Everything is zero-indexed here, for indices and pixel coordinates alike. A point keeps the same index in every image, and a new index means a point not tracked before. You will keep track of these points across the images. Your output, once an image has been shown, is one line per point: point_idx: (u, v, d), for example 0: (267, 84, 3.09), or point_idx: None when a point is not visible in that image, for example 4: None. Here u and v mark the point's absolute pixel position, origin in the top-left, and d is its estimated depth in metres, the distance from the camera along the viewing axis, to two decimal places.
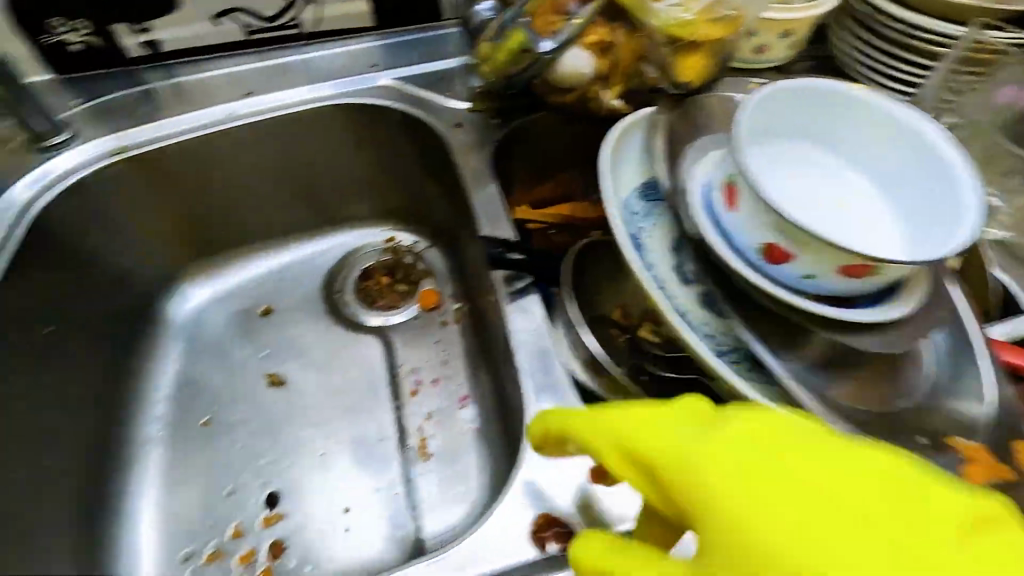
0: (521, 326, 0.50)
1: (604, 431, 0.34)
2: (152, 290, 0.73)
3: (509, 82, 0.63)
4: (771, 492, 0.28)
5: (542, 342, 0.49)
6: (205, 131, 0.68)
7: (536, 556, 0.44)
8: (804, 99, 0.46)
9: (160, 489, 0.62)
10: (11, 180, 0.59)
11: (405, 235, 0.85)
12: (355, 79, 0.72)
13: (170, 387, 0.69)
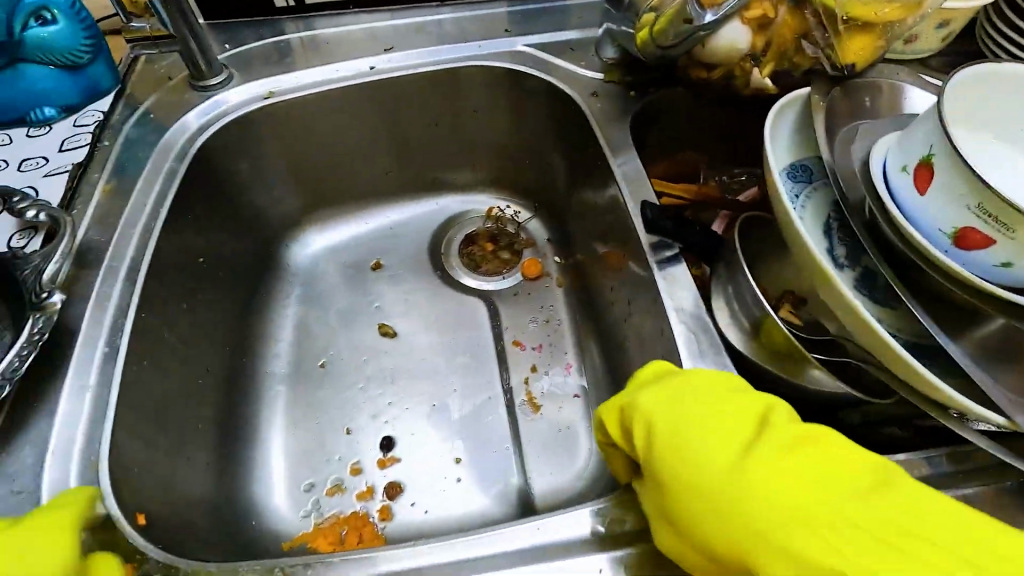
0: (674, 295, 0.50)
1: (659, 406, 0.41)
2: (277, 235, 0.76)
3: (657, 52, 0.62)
4: (772, 472, 0.35)
5: (696, 312, 0.49)
6: (348, 83, 0.69)
7: (592, 537, 0.41)
8: (998, 82, 0.44)
9: (285, 422, 0.65)
10: (175, 115, 0.62)
11: (505, 204, 0.86)
12: (490, 42, 0.73)
13: (291, 328, 0.72)
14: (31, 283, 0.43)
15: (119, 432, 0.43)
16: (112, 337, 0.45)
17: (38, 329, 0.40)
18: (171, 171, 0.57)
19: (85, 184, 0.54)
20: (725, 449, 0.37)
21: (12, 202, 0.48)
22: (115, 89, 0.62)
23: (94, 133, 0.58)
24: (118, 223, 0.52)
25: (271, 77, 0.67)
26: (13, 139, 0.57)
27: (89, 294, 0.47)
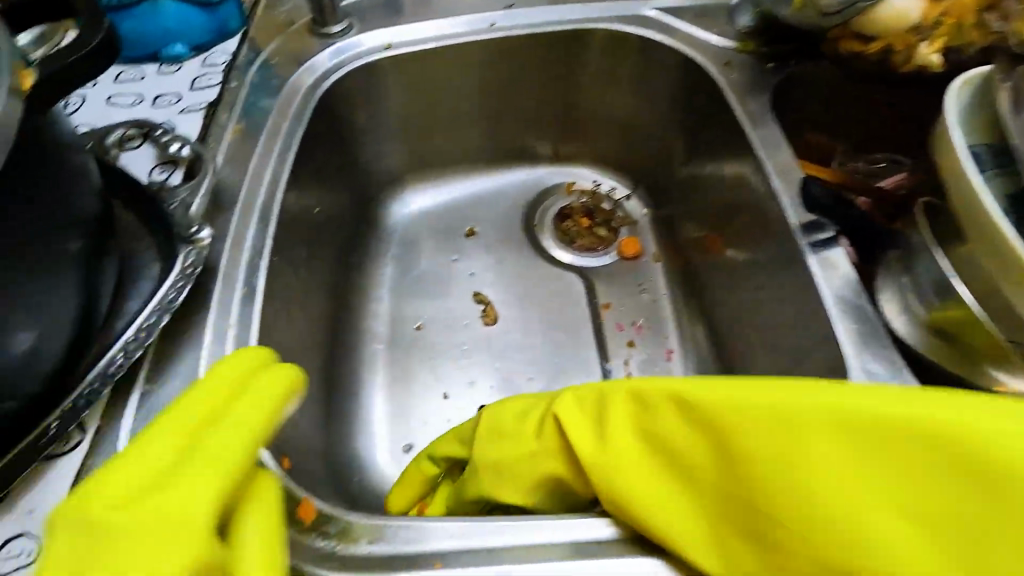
0: (830, 280, 0.48)
1: (563, 433, 0.40)
2: (376, 193, 0.75)
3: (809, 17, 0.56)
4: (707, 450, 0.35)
5: (857, 301, 0.46)
6: (466, 39, 0.67)
7: (610, 541, 0.37)
8: None
9: (385, 379, 0.65)
10: (298, 62, 0.61)
11: (601, 179, 0.83)
12: (615, 3, 0.69)
13: (389, 288, 0.72)
14: (179, 215, 0.43)
15: None
16: (249, 277, 0.45)
17: (190, 263, 0.41)
18: (296, 117, 0.57)
19: (216, 124, 0.53)
20: (679, 470, 0.36)
21: (157, 136, 0.48)
22: (241, 32, 0.61)
23: (223, 74, 0.57)
24: (250, 164, 0.51)
25: (389, 28, 0.66)
26: (144, 74, 0.56)
27: (228, 233, 0.46)
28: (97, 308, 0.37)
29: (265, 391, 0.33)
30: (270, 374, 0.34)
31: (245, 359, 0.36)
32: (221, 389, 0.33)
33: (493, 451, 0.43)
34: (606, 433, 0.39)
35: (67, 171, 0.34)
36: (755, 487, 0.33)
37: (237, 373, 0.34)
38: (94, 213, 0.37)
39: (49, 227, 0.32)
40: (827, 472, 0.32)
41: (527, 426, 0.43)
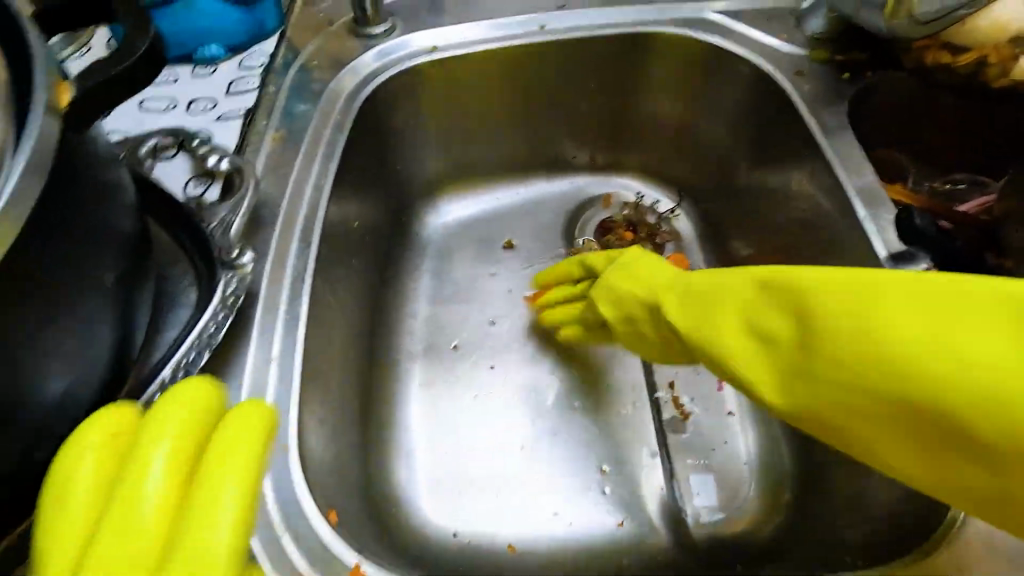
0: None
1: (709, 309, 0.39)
2: (413, 202, 0.71)
3: (897, 34, 0.52)
4: (774, 288, 0.35)
5: None
6: (516, 41, 0.63)
7: None
8: None
9: (421, 405, 0.61)
10: (339, 65, 0.57)
11: (646, 191, 0.78)
12: (674, 6, 0.65)
13: (425, 303, 0.68)
14: (218, 238, 0.39)
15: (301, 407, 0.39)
16: (292, 302, 0.42)
17: (231, 291, 0.37)
18: (337, 124, 0.53)
19: (254, 132, 0.50)
20: (755, 325, 0.36)
21: (193, 146, 0.44)
22: (278, 32, 0.58)
23: (260, 77, 0.54)
24: (290, 176, 0.48)
25: (434, 29, 0.62)
26: (179, 77, 0.53)
27: (269, 252, 0.43)
28: (131, 341, 0.34)
29: (239, 446, 0.28)
30: (239, 422, 0.29)
31: (193, 393, 0.29)
32: (181, 437, 0.28)
33: (723, 279, 0.39)
34: (715, 298, 0.39)
35: (94, 188, 0.30)
36: (866, 352, 0.30)
37: (194, 415, 0.29)
38: (131, 233, 0.33)
39: (83, 254, 0.29)
40: (866, 345, 0.30)
41: (688, 290, 0.42)
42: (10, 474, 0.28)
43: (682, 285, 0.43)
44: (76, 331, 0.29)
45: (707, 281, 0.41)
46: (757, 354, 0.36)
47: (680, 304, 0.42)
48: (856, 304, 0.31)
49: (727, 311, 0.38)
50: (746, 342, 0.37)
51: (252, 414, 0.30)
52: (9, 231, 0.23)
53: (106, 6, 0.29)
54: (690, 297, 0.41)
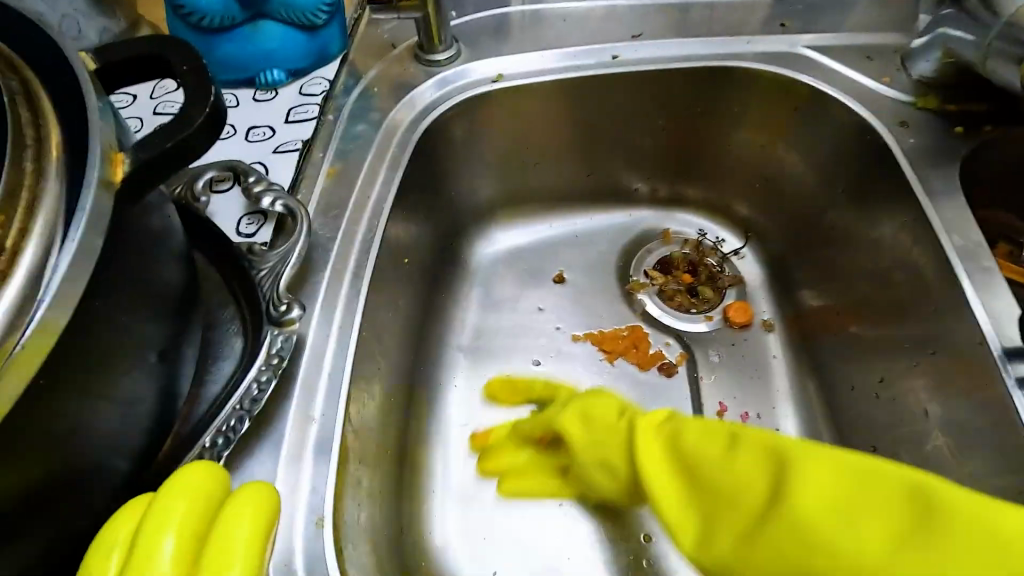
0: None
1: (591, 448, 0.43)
2: (464, 228, 0.69)
3: None
4: (722, 492, 0.34)
5: None
6: (587, 71, 0.60)
7: None
8: None
9: (459, 447, 0.59)
10: (400, 93, 0.55)
11: (710, 228, 0.72)
12: (761, 38, 0.60)
13: (467, 337, 0.66)
14: (267, 289, 0.38)
15: (343, 469, 0.38)
16: (336, 356, 0.40)
17: (277, 348, 0.36)
18: (394, 159, 0.51)
19: (311, 164, 0.49)
20: (688, 464, 0.36)
21: (248, 182, 0.43)
22: (341, 56, 0.56)
23: (320, 105, 0.52)
24: (344, 216, 0.46)
25: (501, 56, 0.60)
26: (239, 101, 0.52)
27: (318, 297, 0.42)
28: (175, 400, 0.33)
29: (244, 519, 0.28)
30: (246, 500, 0.28)
31: (198, 477, 0.29)
32: (188, 524, 0.27)
33: (584, 438, 0.44)
34: (669, 447, 0.38)
35: (147, 239, 0.29)
36: (719, 491, 0.34)
37: (196, 500, 0.28)
38: (176, 286, 0.32)
39: (132, 326, 0.27)
40: (731, 479, 0.34)
41: (582, 430, 0.45)
42: (57, 542, 0.27)
43: (601, 425, 0.44)
44: (121, 402, 0.28)
45: (604, 450, 0.43)
46: (657, 469, 0.38)
47: (657, 466, 0.38)
48: (771, 467, 0.33)
49: (597, 454, 0.43)
50: (666, 481, 0.37)
51: (258, 492, 0.29)
52: (57, 324, 0.21)
53: (167, 62, 0.27)
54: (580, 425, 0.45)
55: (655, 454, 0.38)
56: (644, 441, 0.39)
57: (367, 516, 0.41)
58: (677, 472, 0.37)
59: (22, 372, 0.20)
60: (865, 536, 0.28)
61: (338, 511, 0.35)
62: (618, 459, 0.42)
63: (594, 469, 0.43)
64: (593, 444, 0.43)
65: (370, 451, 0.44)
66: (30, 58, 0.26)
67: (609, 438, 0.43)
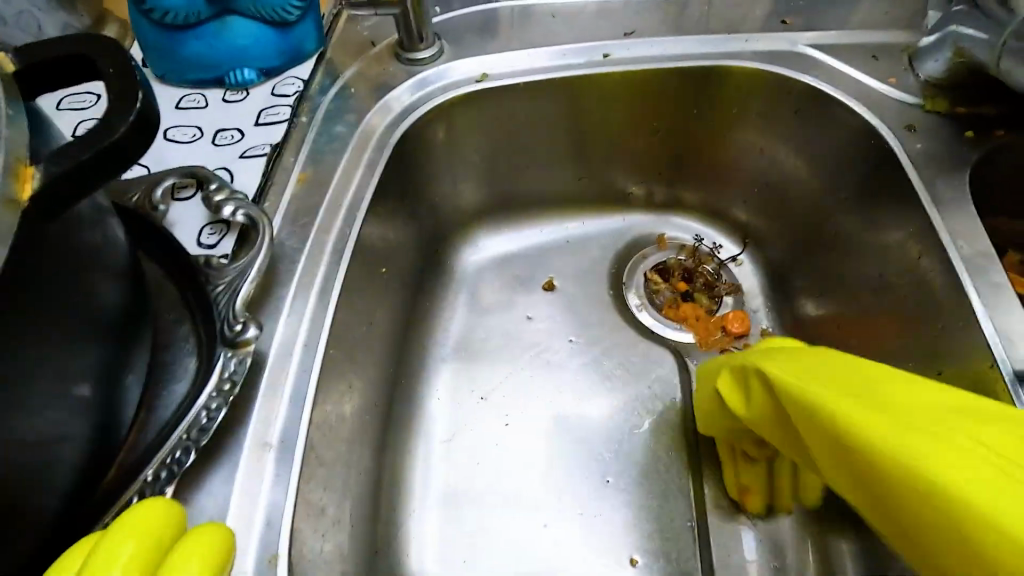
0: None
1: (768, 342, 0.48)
2: (449, 233, 0.66)
3: None
4: (828, 376, 0.38)
5: None
6: (577, 70, 0.57)
7: None
8: None
9: (441, 463, 0.56)
10: (378, 94, 0.53)
11: (707, 233, 0.69)
12: (761, 35, 0.57)
13: (451, 347, 0.63)
14: (223, 307, 0.35)
15: (303, 500, 0.35)
16: (299, 379, 0.37)
17: (229, 371, 0.33)
18: (370, 164, 0.49)
19: (281, 169, 0.46)
20: (795, 367, 0.40)
21: (209, 190, 0.40)
22: (317, 54, 0.53)
23: (292, 106, 0.50)
24: (314, 225, 0.44)
25: (486, 55, 0.57)
26: (208, 102, 0.49)
27: (282, 313, 0.39)
28: (116, 429, 0.30)
29: (196, 568, 0.26)
30: (197, 545, 0.27)
31: (153, 514, 0.27)
32: (133, 565, 0.25)
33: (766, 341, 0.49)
34: (772, 358, 0.42)
35: (79, 255, 0.27)
36: (853, 428, 0.34)
37: (144, 543, 0.26)
38: (115, 306, 0.29)
39: (54, 355, 0.25)
40: (851, 422, 0.34)
41: (767, 348, 0.45)
42: None
43: (758, 347, 0.47)
44: (45, 439, 0.25)
45: (765, 352, 0.44)
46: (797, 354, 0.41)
47: (759, 357, 0.44)
48: (830, 380, 0.37)
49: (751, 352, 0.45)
50: (761, 374, 0.42)
51: (209, 537, 0.28)
52: None
53: (90, 61, 0.25)
54: (766, 355, 0.43)
55: (757, 354, 0.45)
56: (806, 357, 0.41)
57: (333, 544, 0.39)
58: (752, 364, 0.43)
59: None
60: (957, 456, 0.31)
61: (294, 546, 0.33)
62: (754, 365, 0.43)
63: (760, 362, 0.42)
64: (766, 340, 0.49)
65: (338, 475, 0.41)
66: None
67: (752, 348, 0.46)
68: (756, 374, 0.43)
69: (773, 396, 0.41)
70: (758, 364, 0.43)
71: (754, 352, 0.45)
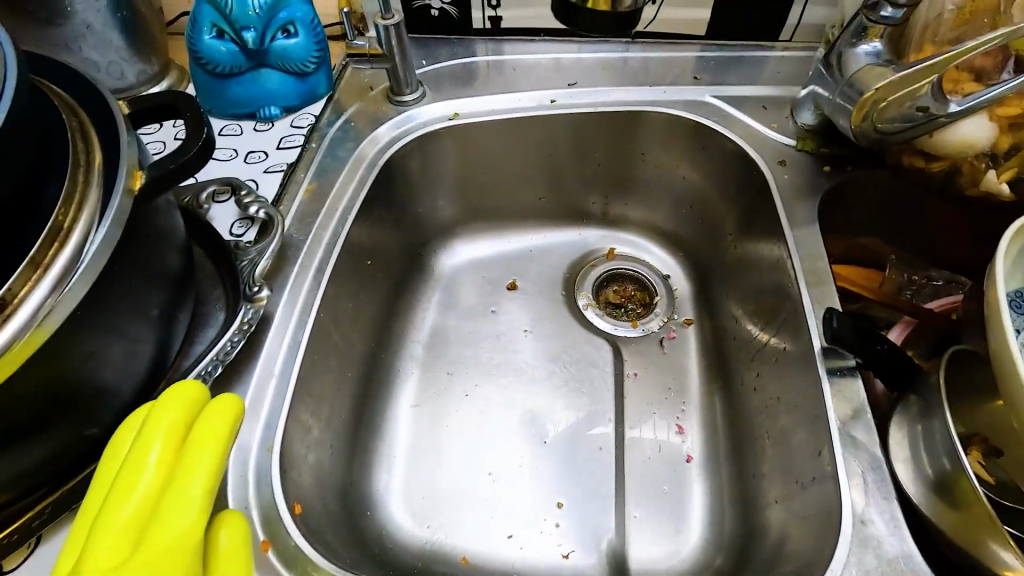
0: (837, 407, 0.47)
1: (615, 176, 0.79)
2: (430, 240, 0.80)
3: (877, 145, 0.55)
4: None
5: (867, 424, 0.46)
6: (528, 113, 0.72)
7: None
8: None
9: (409, 422, 0.69)
10: (372, 127, 0.68)
11: (642, 244, 0.83)
12: (676, 87, 0.71)
13: (427, 331, 0.76)
14: (246, 275, 0.50)
15: (293, 416, 0.48)
16: (296, 332, 0.51)
17: (247, 319, 0.48)
18: (361, 180, 0.63)
19: (293, 182, 0.61)
20: None
21: (241, 196, 0.55)
22: (327, 96, 0.69)
23: (305, 135, 0.65)
24: (315, 223, 0.58)
25: (457, 99, 0.72)
26: (242, 130, 0.65)
27: (287, 284, 0.54)
28: (166, 353, 0.44)
29: (216, 424, 0.38)
30: (220, 411, 0.39)
31: (179, 400, 0.38)
32: (177, 425, 0.37)
33: (614, 154, 0.76)
34: (626, 174, 0.78)
35: (157, 228, 0.41)
36: None
37: (181, 411, 0.38)
38: (175, 268, 0.44)
39: (136, 292, 0.39)
40: None
41: (619, 153, 0.76)
42: (68, 444, 0.38)
43: (621, 156, 0.76)
44: (126, 344, 0.39)
45: (625, 140, 0.74)
46: (640, 130, 0.72)
47: (623, 173, 0.78)
48: None
49: (618, 158, 0.76)
50: (630, 136, 0.73)
51: (229, 406, 0.39)
52: (87, 279, 0.33)
53: (176, 108, 0.40)
54: (621, 167, 0.77)
55: (623, 146, 0.75)
56: (651, 150, 0.74)
57: (314, 458, 0.52)
58: (613, 136, 0.74)
59: (57, 314, 0.32)
60: None
61: (285, 441, 0.47)
62: (631, 141, 0.74)
63: (622, 171, 0.78)
64: (622, 156, 0.76)
65: (322, 409, 0.54)
66: (87, 108, 0.39)
67: (625, 168, 0.77)
68: (618, 138, 0.74)
69: (642, 146, 0.74)
70: (622, 179, 0.79)
71: (633, 154, 0.75)
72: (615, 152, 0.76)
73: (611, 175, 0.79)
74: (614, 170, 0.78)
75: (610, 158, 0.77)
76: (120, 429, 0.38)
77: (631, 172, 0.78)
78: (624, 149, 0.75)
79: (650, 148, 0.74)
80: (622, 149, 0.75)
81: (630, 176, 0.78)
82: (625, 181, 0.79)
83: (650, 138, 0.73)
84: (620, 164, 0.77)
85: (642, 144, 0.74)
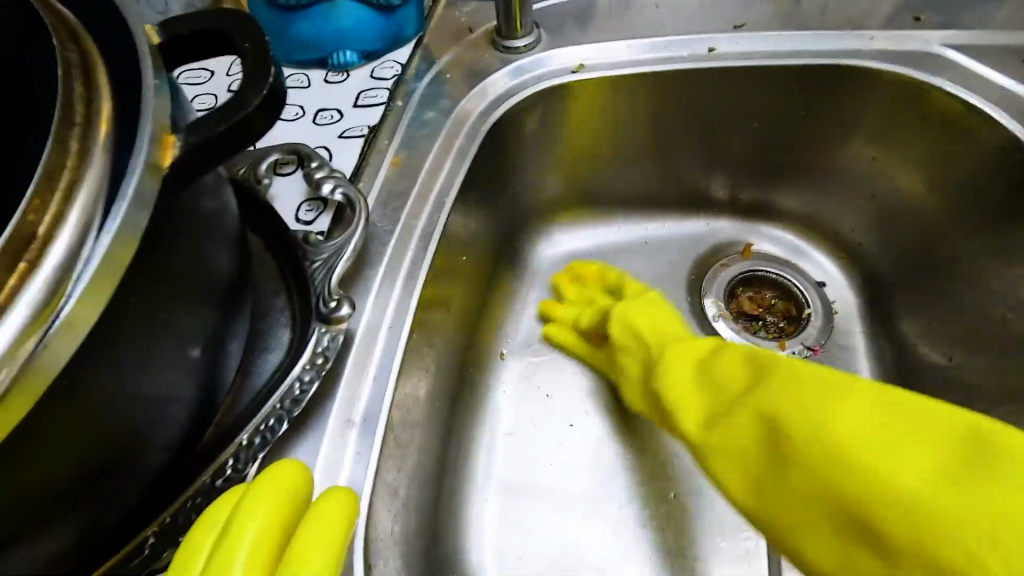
0: None
1: (773, 155, 0.61)
2: (526, 226, 0.65)
3: None
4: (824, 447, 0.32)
5: None
6: (679, 66, 0.54)
7: None
8: None
9: (501, 457, 0.56)
10: (472, 80, 0.52)
11: (793, 241, 0.65)
12: (889, 32, 0.52)
13: (520, 340, 0.62)
14: (319, 283, 0.36)
15: (379, 480, 0.36)
16: (383, 358, 0.38)
17: (323, 347, 0.34)
18: (461, 150, 0.48)
19: (375, 151, 0.47)
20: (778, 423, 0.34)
21: (310, 168, 0.41)
22: (416, 39, 0.54)
23: (389, 90, 0.50)
24: (404, 208, 0.44)
25: (584, 44, 0.55)
26: (311, 81, 0.51)
27: (371, 291, 0.40)
28: (214, 396, 0.31)
29: (324, 525, 0.28)
30: (329, 506, 0.29)
31: (276, 486, 0.29)
32: (270, 526, 0.27)
33: (777, 125, 0.58)
34: (789, 152, 0.60)
35: (201, 220, 0.28)
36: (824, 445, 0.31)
37: (279, 503, 0.28)
38: (226, 276, 0.30)
39: (175, 318, 0.26)
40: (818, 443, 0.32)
41: (786, 122, 0.57)
42: (82, 536, 0.27)
43: (787, 126, 0.58)
44: (155, 399, 0.26)
45: (796, 101, 0.55)
46: (822, 89, 0.54)
47: (784, 152, 0.60)
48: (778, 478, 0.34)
49: (783, 128, 0.58)
50: (806, 92, 0.55)
51: (337, 499, 0.30)
52: (84, 318, 0.20)
53: (227, 36, 0.26)
54: (783, 141, 0.59)
55: (792, 112, 0.56)
56: (834, 117, 0.56)
57: (399, 524, 0.40)
58: (781, 91, 0.55)
59: (48, 366, 0.19)
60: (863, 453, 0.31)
61: (371, 518, 0.34)
62: (804, 99, 0.55)
63: (784, 143, 0.59)
64: (788, 123, 0.58)
65: (408, 458, 0.42)
66: (96, 29, 0.25)
67: (790, 141, 0.59)
68: (790, 97, 0.55)
69: (817, 112, 0.56)
70: (782, 160, 0.61)
71: (805, 122, 0.57)
72: (778, 120, 0.57)
73: (767, 153, 0.61)
74: (774, 146, 0.60)
75: (771, 127, 0.58)
76: (197, 524, 0.28)
77: (799, 147, 0.59)
78: (791, 108, 0.56)
79: (835, 113, 0.55)
80: (793, 116, 0.57)
81: (792, 155, 0.60)
82: (784, 161, 0.61)
83: (835, 97, 0.54)
84: (783, 139, 0.59)
85: (824, 110, 0.55)
